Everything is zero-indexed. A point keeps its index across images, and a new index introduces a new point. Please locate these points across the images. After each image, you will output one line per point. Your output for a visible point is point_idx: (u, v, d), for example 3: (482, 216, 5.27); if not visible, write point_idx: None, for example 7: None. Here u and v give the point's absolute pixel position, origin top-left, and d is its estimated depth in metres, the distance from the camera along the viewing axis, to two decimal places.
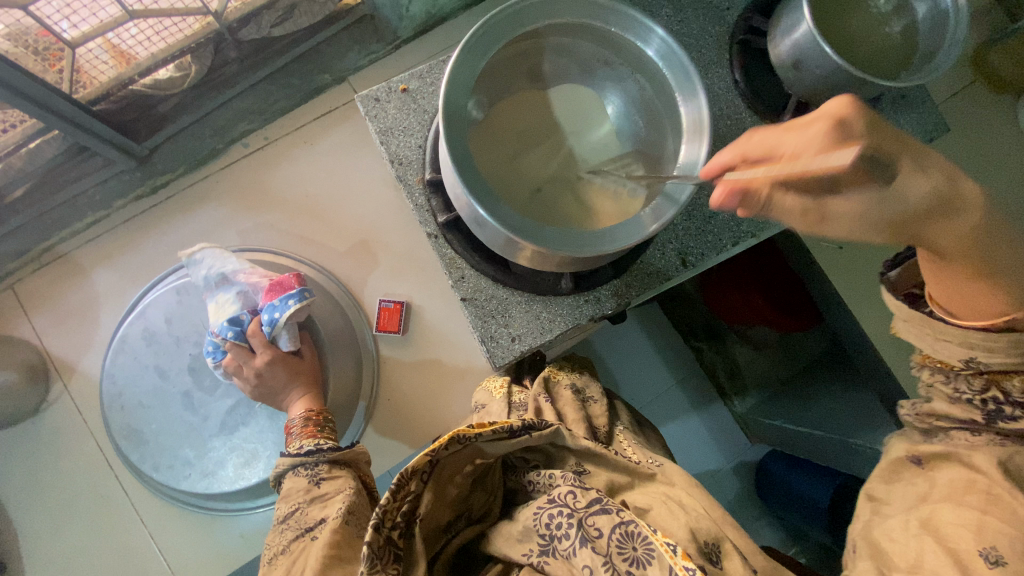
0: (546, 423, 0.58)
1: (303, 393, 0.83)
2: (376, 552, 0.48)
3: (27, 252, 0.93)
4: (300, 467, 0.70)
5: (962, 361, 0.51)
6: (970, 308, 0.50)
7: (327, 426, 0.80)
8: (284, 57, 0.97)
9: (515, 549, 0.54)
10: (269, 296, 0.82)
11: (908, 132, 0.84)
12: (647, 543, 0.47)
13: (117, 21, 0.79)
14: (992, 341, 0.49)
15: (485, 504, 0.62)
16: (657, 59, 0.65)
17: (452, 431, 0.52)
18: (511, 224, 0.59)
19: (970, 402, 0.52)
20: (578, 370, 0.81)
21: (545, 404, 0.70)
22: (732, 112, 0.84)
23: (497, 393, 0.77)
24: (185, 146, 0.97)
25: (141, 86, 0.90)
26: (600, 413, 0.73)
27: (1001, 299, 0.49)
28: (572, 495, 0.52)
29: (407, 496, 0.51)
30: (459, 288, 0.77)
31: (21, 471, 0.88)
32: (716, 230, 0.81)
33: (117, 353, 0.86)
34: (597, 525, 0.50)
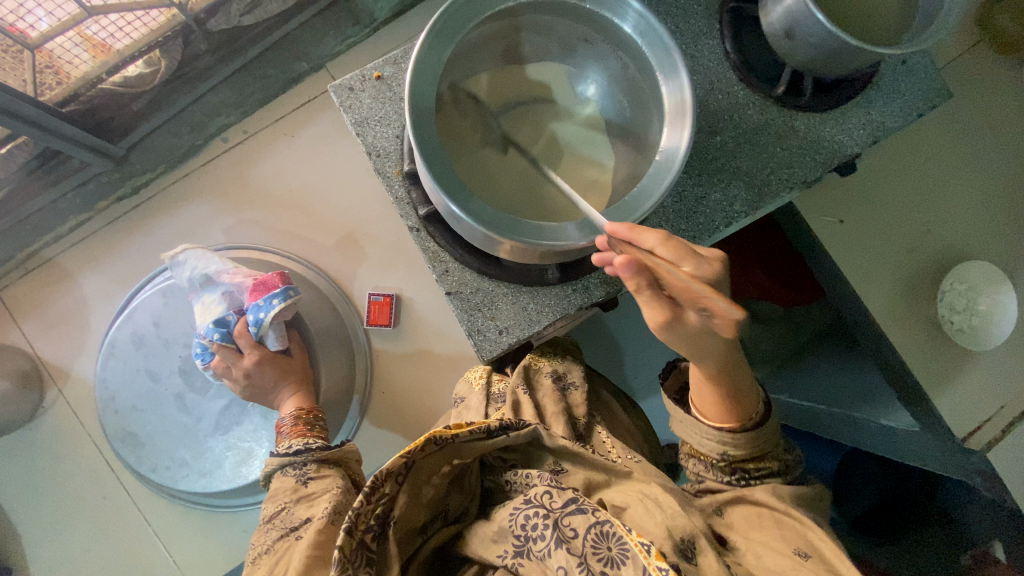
0: (524, 424, 0.61)
1: (295, 392, 0.83)
2: (348, 555, 0.49)
3: (12, 258, 0.92)
4: (288, 466, 0.70)
5: (718, 453, 0.62)
6: (719, 414, 0.61)
7: (318, 423, 0.80)
8: (256, 46, 0.94)
9: (491, 551, 0.57)
10: (255, 295, 0.81)
11: (908, 100, 0.80)
12: (622, 542, 0.50)
13: (77, 19, 0.78)
14: (736, 439, 0.61)
15: (463, 505, 0.64)
16: (635, 36, 0.62)
17: (428, 433, 0.55)
18: (486, 220, 0.58)
19: (728, 480, 0.64)
20: (560, 354, 0.81)
21: (523, 397, 0.73)
22: (723, 86, 0.80)
23: (476, 383, 0.79)
24: (162, 144, 0.95)
25: (111, 85, 0.88)
26: (580, 402, 0.75)
27: (731, 410, 0.60)
28: (548, 495, 0.56)
29: (382, 498, 0.53)
30: (444, 282, 0.75)
31: (23, 475, 0.89)
32: (708, 211, 0.79)
33: (106, 357, 0.86)
34: (572, 526, 0.52)
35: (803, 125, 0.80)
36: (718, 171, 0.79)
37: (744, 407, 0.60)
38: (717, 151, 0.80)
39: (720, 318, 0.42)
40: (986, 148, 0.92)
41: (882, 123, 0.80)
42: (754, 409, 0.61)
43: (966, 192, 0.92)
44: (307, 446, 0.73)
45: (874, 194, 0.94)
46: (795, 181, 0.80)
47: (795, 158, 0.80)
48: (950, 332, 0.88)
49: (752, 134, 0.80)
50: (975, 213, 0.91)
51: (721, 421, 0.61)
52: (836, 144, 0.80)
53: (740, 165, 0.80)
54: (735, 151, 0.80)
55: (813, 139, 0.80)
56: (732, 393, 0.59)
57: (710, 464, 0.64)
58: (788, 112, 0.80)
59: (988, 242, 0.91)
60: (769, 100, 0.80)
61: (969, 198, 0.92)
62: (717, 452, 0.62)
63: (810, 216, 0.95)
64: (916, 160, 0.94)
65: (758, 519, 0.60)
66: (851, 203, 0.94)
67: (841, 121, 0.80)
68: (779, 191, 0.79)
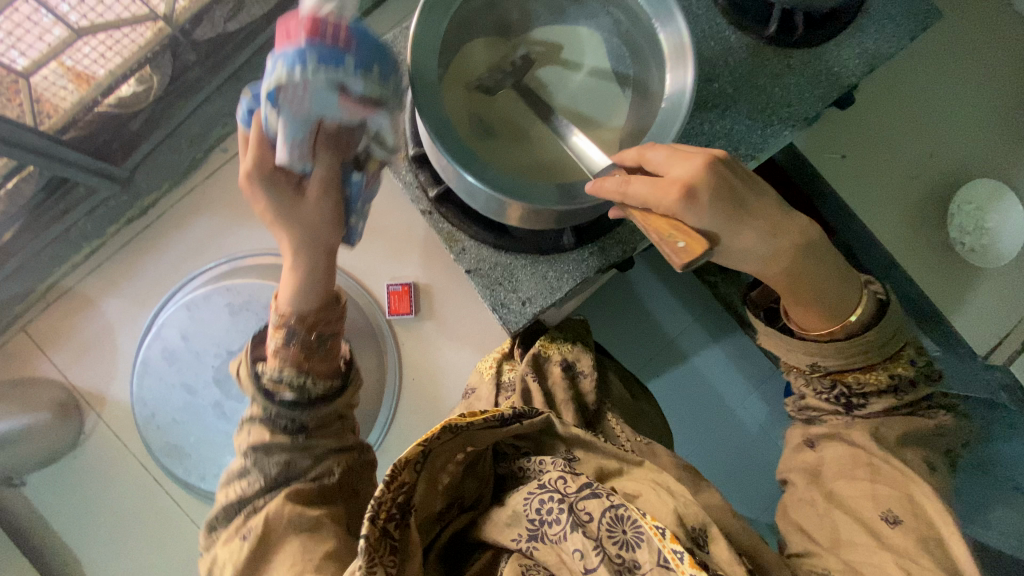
0: (536, 413, 0.64)
1: (308, 276, 0.67)
2: (373, 544, 0.51)
3: (32, 291, 0.93)
4: (274, 412, 0.65)
5: (809, 364, 0.65)
6: (814, 323, 0.62)
7: (322, 346, 0.68)
8: (244, 51, 0.94)
9: (504, 534, 0.60)
10: (292, 31, 0.50)
11: (901, 23, 0.80)
12: (636, 526, 0.54)
13: (67, 42, 0.78)
14: (827, 348, 0.62)
15: (476, 493, 0.67)
16: None
17: (444, 421, 0.56)
18: (506, 189, 0.58)
19: (826, 396, 0.67)
20: (571, 341, 0.85)
21: (533, 384, 0.78)
22: (715, 32, 0.80)
23: (487, 372, 0.84)
24: (167, 161, 0.94)
25: (106, 107, 0.88)
26: (589, 389, 0.80)
27: (818, 316, 0.61)
28: (562, 480, 0.60)
29: (402, 486, 0.54)
30: (462, 261, 0.78)
31: (77, 500, 0.91)
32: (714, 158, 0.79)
33: (142, 376, 0.87)
34: (587, 510, 0.57)
35: (798, 62, 0.80)
36: (719, 117, 0.80)
37: (837, 306, 0.61)
38: (715, 98, 0.80)
39: (685, 245, 0.49)
40: (982, 65, 0.92)
41: (877, 50, 0.80)
42: (844, 310, 0.61)
43: (961, 112, 0.92)
44: (303, 391, 0.66)
45: (872, 125, 0.94)
46: (798, 118, 0.80)
47: (795, 96, 0.80)
48: (965, 253, 0.91)
49: (747, 77, 0.80)
50: (971, 133, 0.92)
51: (809, 326, 0.63)
52: (836, 77, 0.80)
53: (741, 109, 0.80)
54: (734, 96, 0.80)
55: (811, 75, 0.80)
56: (811, 288, 0.60)
57: (808, 374, 0.67)
58: (782, 50, 0.80)
59: (987, 160, 0.92)
60: (762, 40, 0.80)
61: (965, 117, 0.92)
62: (808, 362, 0.65)
63: (812, 152, 0.95)
64: (912, 85, 0.93)
65: (854, 464, 0.64)
66: (849, 138, 0.94)
67: (837, 53, 0.80)
68: (781, 131, 0.80)
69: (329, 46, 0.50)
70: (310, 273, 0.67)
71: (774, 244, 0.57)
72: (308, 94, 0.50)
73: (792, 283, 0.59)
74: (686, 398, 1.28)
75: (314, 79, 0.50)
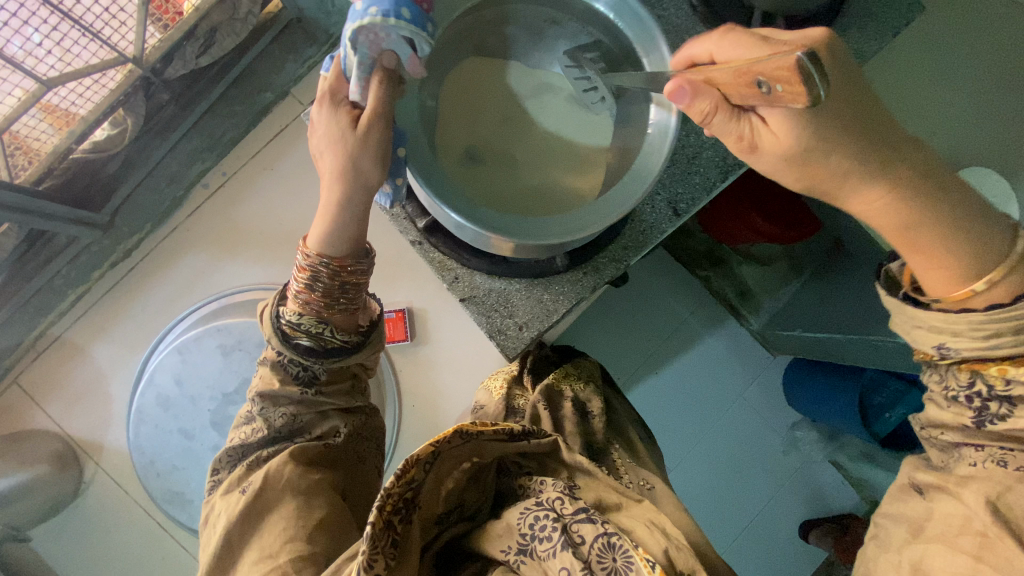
0: (545, 433, 0.65)
1: (341, 227, 0.60)
2: (376, 534, 0.47)
3: (20, 344, 0.92)
4: (291, 354, 0.63)
5: (935, 347, 0.51)
6: (942, 285, 0.49)
7: (345, 297, 0.63)
8: (219, 85, 0.92)
9: (496, 545, 0.57)
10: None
11: (886, 21, 0.78)
12: (626, 555, 0.49)
13: (37, 94, 0.75)
14: (961, 324, 0.48)
15: (475, 504, 0.64)
16: (608, 12, 0.63)
17: (458, 424, 0.55)
18: (495, 225, 0.58)
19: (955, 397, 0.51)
20: (584, 380, 0.83)
21: (543, 411, 0.77)
22: (695, 42, 0.79)
23: (497, 393, 0.82)
24: (147, 202, 0.94)
25: (82, 153, 0.86)
26: (600, 428, 0.78)
27: (947, 275, 0.49)
28: (560, 501, 0.57)
29: (410, 483, 0.51)
30: (456, 290, 0.76)
31: (81, 553, 0.90)
32: (701, 168, 0.78)
33: (138, 424, 0.86)
34: (580, 532, 0.53)
35: None
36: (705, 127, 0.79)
37: (975, 262, 0.48)
38: None
39: (781, 84, 0.33)
40: None
41: (861, 50, 0.79)
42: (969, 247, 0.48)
43: None
44: (319, 341, 0.63)
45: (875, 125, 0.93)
46: None
47: None
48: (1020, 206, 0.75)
49: None
50: None
51: (931, 290, 0.50)
52: None
53: None
54: None
55: None
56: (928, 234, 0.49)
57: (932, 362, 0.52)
58: None
59: None
60: None
61: None
62: (935, 344, 0.50)
63: None
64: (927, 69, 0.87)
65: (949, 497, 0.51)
66: None
67: None
68: None
69: (420, 10, 0.49)
70: (340, 223, 0.60)
71: (885, 182, 0.48)
72: (378, 51, 0.50)
73: (907, 220, 0.48)
74: (687, 396, 1.28)
75: (376, 31, 0.48)
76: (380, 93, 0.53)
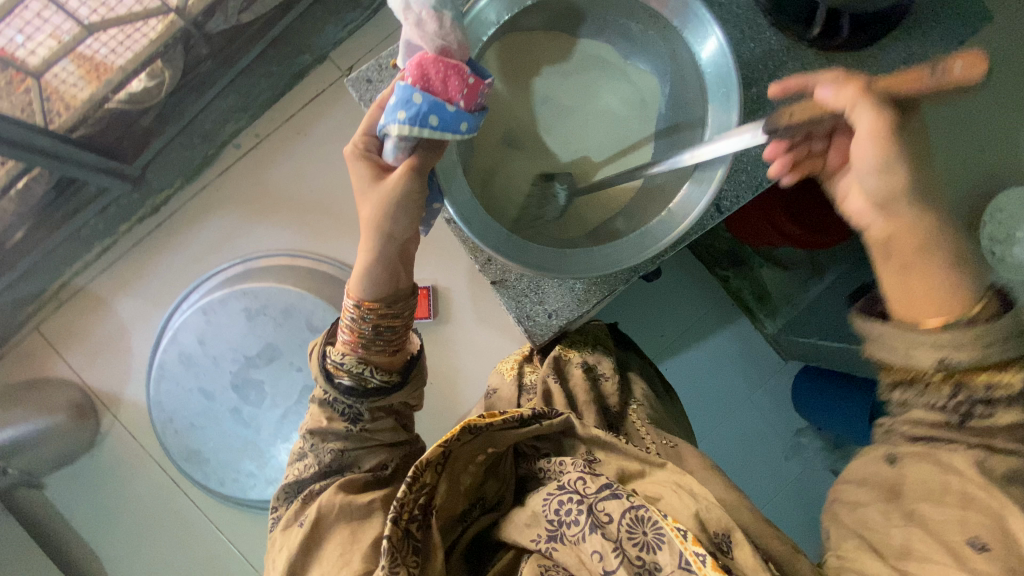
0: (556, 413, 0.62)
1: (380, 269, 0.57)
2: (396, 544, 0.50)
3: (45, 291, 0.92)
4: (333, 394, 0.59)
5: (934, 365, 0.44)
6: (921, 309, 0.46)
7: (384, 337, 0.59)
8: (257, 44, 0.90)
9: (525, 535, 0.57)
10: (450, 87, 0.48)
11: (944, 34, 0.77)
12: (656, 527, 0.50)
13: (77, 38, 0.74)
14: (956, 340, 0.43)
15: (498, 493, 0.65)
16: (693, 47, 0.56)
17: (463, 421, 0.56)
18: (536, 262, 0.58)
19: (942, 407, 0.45)
20: (592, 345, 0.82)
21: (554, 385, 0.73)
22: (755, 34, 0.77)
23: (509, 373, 0.80)
24: (177, 158, 0.92)
25: (117, 103, 0.83)
26: (612, 391, 0.76)
27: (944, 300, 0.45)
28: (582, 481, 0.56)
29: (423, 487, 0.54)
30: (487, 272, 0.75)
31: (92, 502, 0.91)
32: (749, 168, 0.75)
33: (159, 381, 0.86)
34: (606, 511, 0.53)
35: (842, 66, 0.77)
36: (755, 126, 0.76)
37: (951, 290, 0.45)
38: (754, 103, 0.77)
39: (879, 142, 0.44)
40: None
41: (921, 55, 0.77)
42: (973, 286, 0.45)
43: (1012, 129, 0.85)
44: (360, 382, 0.59)
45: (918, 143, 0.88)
46: None
47: None
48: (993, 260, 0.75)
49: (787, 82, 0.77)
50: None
51: (909, 316, 0.46)
52: None
53: (778, 114, 0.77)
54: (775, 101, 0.77)
55: None
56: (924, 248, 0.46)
57: (918, 386, 0.46)
58: (823, 53, 0.77)
59: None
60: (802, 42, 0.77)
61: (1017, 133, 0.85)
62: (934, 361, 0.44)
63: None
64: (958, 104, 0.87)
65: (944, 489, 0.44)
66: None
67: (879, 60, 0.77)
68: None
69: (466, 118, 0.49)
70: (378, 267, 0.57)
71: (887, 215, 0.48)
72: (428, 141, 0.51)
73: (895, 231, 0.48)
74: (700, 397, 1.24)
75: (432, 137, 0.49)
76: (422, 158, 0.53)
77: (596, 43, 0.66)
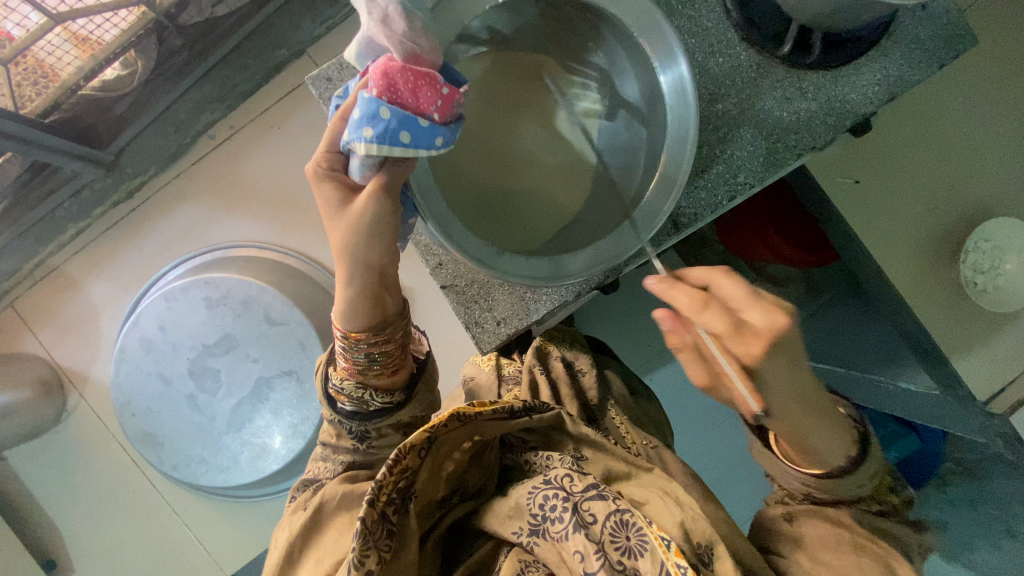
0: (547, 407, 0.57)
1: (365, 295, 0.55)
2: (369, 526, 0.45)
3: (20, 270, 0.94)
4: (336, 418, 0.60)
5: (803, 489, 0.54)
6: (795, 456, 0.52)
7: (379, 361, 0.57)
8: (232, 36, 0.91)
9: (505, 527, 0.52)
10: (423, 99, 0.44)
11: (930, 51, 0.68)
12: (640, 533, 0.46)
13: (45, 28, 0.79)
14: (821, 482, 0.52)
15: (480, 481, 0.60)
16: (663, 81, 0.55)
17: (454, 408, 0.49)
18: (473, 253, 0.53)
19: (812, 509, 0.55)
20: (569, 341, 0.78)
21: (540, 376, 0.72)
22: (724, 48, 0.69)
23: (486, 364, 0.77)
24: (150, 145, 0.93)
25: (91, 90, 0.88)
26: (592, 385, 0.73)
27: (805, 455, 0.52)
28: (569, 478, 0.52)
29: (404, 471, 0.48)
30: (438, 274, 0.69)
31: (54, 476, 0.94)
32: (709, 183, 0.69)
33: (120, 362, 0.88)
34: (591, 511, 0.49)
35: (812, 85, 0.69)
36: (718, 139, 0.69)
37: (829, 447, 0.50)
38: (717, 119, 0.69)
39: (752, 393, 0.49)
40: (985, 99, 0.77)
41: (901, 78, 0.68)
42: (841, 454, 0.51)
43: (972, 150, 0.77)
44: (362, 406, 0.59)
45: (890, 161, 0.78)
46: (805, 147, 0.69)
47: (804, 123, 0.69)
48: (975, 295, 0.77)
49: (757, 96, 0.69)
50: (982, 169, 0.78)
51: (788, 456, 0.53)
52: (850, 104, 0.69)
53: (745, 130, 0.69)
54: (734, 112, 0.69)
55: (824, 101, 0.69)
56: (796, 442, 0.50)
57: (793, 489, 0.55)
58: (795, 72, 0.69)
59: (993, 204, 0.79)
60: (774, 60, 0.69)
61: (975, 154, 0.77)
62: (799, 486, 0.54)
63: (821, 174, 0.79)
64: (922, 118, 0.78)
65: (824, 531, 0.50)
66: (869, 162, 0.79)
67: (855, 78, 0.69)
68: (788, 159, 0.69)
69: (436, 130, 0.45)
70: (364, 297, 0.55)
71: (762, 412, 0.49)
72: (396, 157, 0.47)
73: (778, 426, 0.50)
74: None
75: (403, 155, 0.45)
76: (392, 173, 0.48)
77: (548, 55, 0.62)
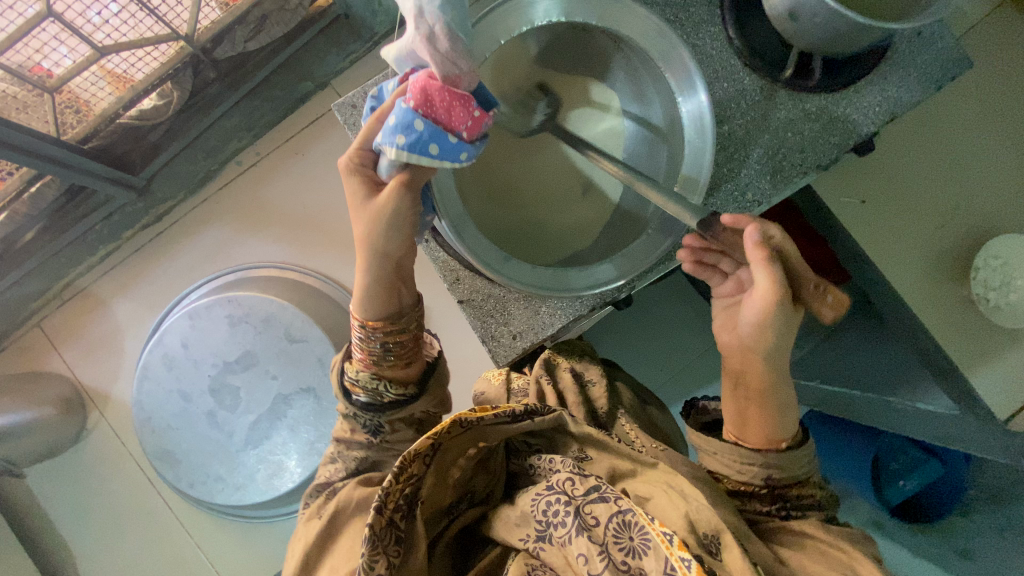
0: (548, 409, 0.55)
1: (381, 284, 0.57)
2: (378, 534, 0.45)
3: (48, 291, 0.98)
4: (351, 412, 0.59)
5: (761, 478, 0.54)
6: (760, 434, 0.55)
7: (393, 352, 0.59)
8: (263, 69, 0.96)
9: (512, 533, 0.51)
10: (455, 117, 0.46)
11: (926, 74, 0.71)
12: (643, 532, 0.44)
13: (91, 59, 0.79)
14: (783, 459, 0.54)
15: (487, 487, 0.59)
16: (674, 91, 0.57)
17: (454, 414, 0.48)
18: (480, 254, 0.55)
19: (770, 510, 0.53)
20: (578, 353, 0.76)
21: (546, 387, 0.70)
22: (728, 73, 0.72)
23: (495, 380, 0.75)
24: (181, 172, 0.99)
25: (128, 119, 0.91)
26: (601, 394, 0.71)
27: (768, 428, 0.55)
28: (570, 481, 0.50)
29: (411, 479, 0.48)
30: (456, 291, 0.71)
31: (69, 493, 0.94)
32: (718, 203, 0.72)
33: (142, 380, 0.89)
34: (594, 514, 0.47)
35: (815, 107, 0.71)
36: (729, 159, 0.72)
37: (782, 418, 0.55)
38: (725, 140, 0.72)
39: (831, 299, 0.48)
40: (997, 119, 0.78)
41: (900, 100, 0.71)
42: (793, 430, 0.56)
43: (989, 170, 0.78)
44: (376, 397, 0.58)
45: (894, 177, 0.81)
46: (810, 165, 0.72)
47: (809, 142, 0.72)
48: (985, 310, 0.74)
49: (760, 120, 0.72)
50: (1002, 189, 0.78)
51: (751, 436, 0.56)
52: (852, 125, 0.71)
53: (754, 153, 0.72)
54: (743, 135, 0.72)
55: (827, 121, 0.71)
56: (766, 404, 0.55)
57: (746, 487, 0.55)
58: (796, 95, 0.71)
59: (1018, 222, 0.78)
60: (777, 85, 0.71)
61: (990, 175, 0.78)
62: (761, 474, 0.54)
63: (827, 197, 0.82)
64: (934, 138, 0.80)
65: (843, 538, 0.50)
66: (876, 184, 0.81)
67: (857, 99, 0.71)
68: (793, 177, 0.72)
69: (462, 142, 0.47)
70: (380, 288, 0.57)
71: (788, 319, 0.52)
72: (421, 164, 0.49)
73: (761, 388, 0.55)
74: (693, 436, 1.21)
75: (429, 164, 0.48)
76: (414, 172, 0.51)
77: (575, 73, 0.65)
